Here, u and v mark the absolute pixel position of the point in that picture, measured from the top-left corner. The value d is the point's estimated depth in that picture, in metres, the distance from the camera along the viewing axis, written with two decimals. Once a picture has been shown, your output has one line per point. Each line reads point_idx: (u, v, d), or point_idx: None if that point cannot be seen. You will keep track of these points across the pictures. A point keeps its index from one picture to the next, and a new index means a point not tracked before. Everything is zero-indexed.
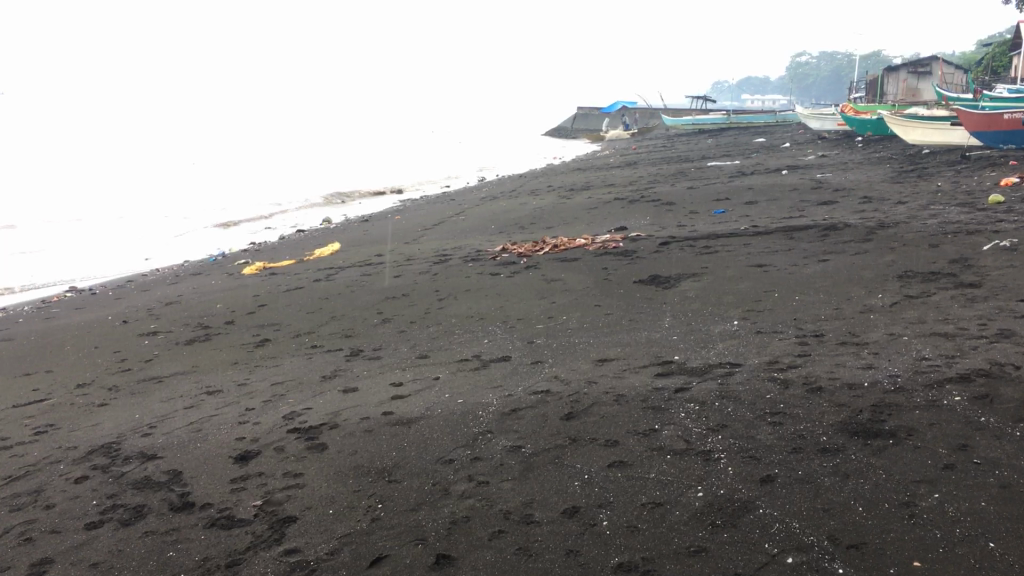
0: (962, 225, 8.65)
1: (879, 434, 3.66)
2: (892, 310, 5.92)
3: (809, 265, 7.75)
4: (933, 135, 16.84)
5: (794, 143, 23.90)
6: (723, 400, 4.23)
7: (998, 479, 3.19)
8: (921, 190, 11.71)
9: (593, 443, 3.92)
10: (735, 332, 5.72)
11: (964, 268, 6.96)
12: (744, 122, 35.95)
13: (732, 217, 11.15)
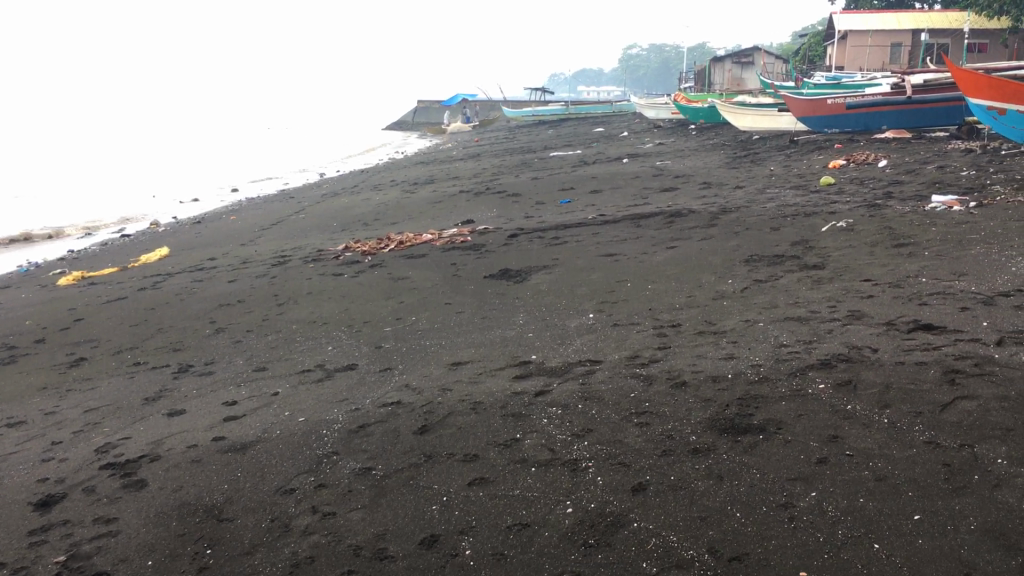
0: (799, 208, 8.80)
1: (749, 430, 3.48)
2: (744, 295, 5.86)
3: (658, 253, 7.68)
4: (763, 121, 17.41)
5: (631, 133, 24.29)
6: (586, 402, 3.97)
7: (873, 472, 3.07)
8: (757, 174, 11.96)
9: (450, 459, 3.58)
10: (592, 325, 5.51)
11: (807, 250, 7.03)
12: (583, 113, 36.45)
13: (578, 207, 11.03)
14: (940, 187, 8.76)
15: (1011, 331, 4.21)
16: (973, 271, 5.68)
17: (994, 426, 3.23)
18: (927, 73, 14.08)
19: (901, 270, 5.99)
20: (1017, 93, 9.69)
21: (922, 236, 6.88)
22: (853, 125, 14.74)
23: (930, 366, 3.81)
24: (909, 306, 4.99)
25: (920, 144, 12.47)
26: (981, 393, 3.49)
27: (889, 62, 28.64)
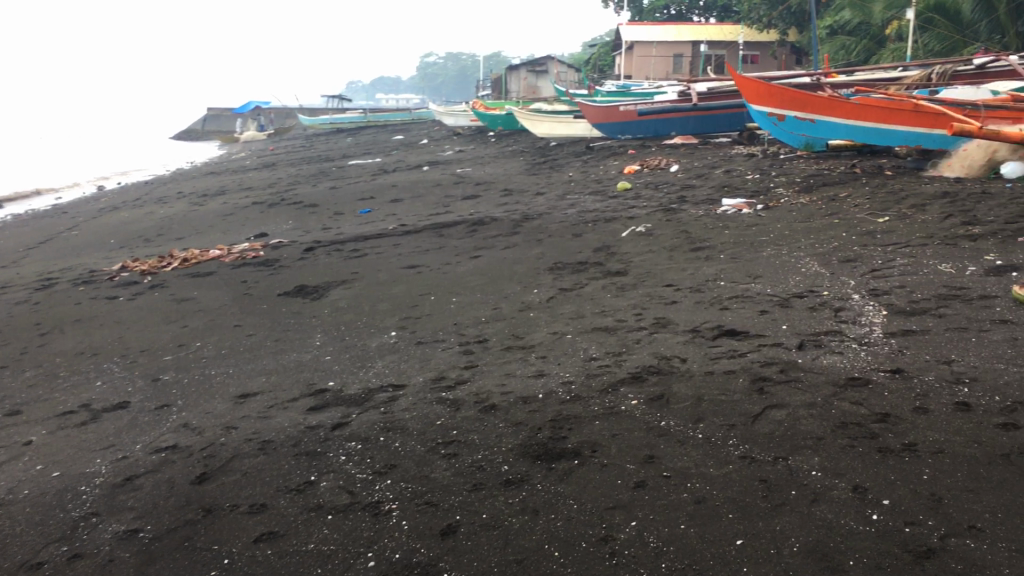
0: (598, 213, 8.82)
1: (563, 455, 3.26)
2: (549, 306, 5.70)
3: (461, 263, 7.44)
4: (559, 128, 17.64)
5: (430, 140, 24.08)
6: (389, 434, 3.63)
7: (693, 494, 2.91)
8: (556, 181, 12.00)
9: (234, 512, 3.13)
10: (394, 345, 5.16)
11: (609, 256, 7.00)
12: (381, 121, 35.98)
13: (378, 217, 10.64)
14: (729, 191, 9.04)
15: (810, 335, 4.24)
16: (768, 273, 5.79)
17: (806, 436, 3.17)
18: (709, 80, 14.64)
19: (700, 274, 6.03)
20: (796, 100, 10.08)
21: (717, 240, 7.00)
22: (643, 131, 15.16)
23: (739, 375, 3.73)
24: (711, 311, 4.97)
25: (707, 149, 12.96)
26: (789, 401, 3.43)
27: (672, 72, 29.99)
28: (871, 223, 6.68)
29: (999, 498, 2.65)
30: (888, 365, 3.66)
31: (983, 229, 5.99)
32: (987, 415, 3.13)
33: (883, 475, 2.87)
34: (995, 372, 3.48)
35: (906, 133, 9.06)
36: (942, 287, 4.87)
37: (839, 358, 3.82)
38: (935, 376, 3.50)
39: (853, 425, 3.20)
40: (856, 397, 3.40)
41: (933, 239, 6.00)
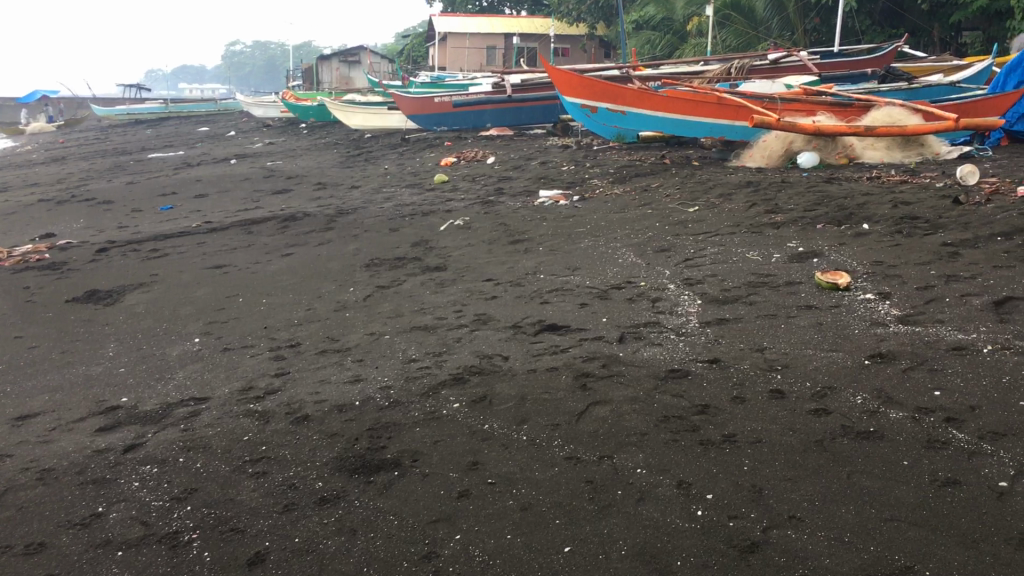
0: (415, 207, 8.61)
1: (382, 467, 3.05)
2: (366, 305, 5.46)
3: (271, 261, 7.05)
4: (374, 119, 17.27)
5: (238, 132, 23.03)
6: (189, 454, 3.30)
7: (519, 500, 2.78)
8: (372, 174, 11.68)
9: (5, 556, 2.74)
10: (197, 353, 4.77)
11: (427, 251, 6.81)
12: (184, 112, 34.17)
13: (181, 214, 9.98)
14: (545, 182, 9.07)
15: (629, 327, 4.23)
16: (586, 264, 5.78)
17: (630, 432, 3.12)
18: (522, 72, 14.77)
19: (520, 268, 5.95)
20: (607, 93, 10.01)
21: (535, 232, 6.96)
22: (458, 123, 15.04)
23: (561, 372, 3.65)
24: (532, 305, 4.90)
25: (522, 140, 13.01)
26: (612, 396, 3.38)
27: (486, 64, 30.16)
28: (682, 213, 6.83)
29: (816, 486, 2.68)
30: (706, 355, 3.69)
31: (785, 217, 6.24)
32: (800, 402, 3.19)
33: (705, 469, 2.85)
34: (805, 358, 3.57)
35: (710, 124, 9.34)
36: (751, 274, 5.00)
37: (659, 350, 3.82)
38: (750, 365, 3.54)
39: (675, 418, 3.17)
40: (676, 389, 3.39)
41: (740, 228, 6.19)
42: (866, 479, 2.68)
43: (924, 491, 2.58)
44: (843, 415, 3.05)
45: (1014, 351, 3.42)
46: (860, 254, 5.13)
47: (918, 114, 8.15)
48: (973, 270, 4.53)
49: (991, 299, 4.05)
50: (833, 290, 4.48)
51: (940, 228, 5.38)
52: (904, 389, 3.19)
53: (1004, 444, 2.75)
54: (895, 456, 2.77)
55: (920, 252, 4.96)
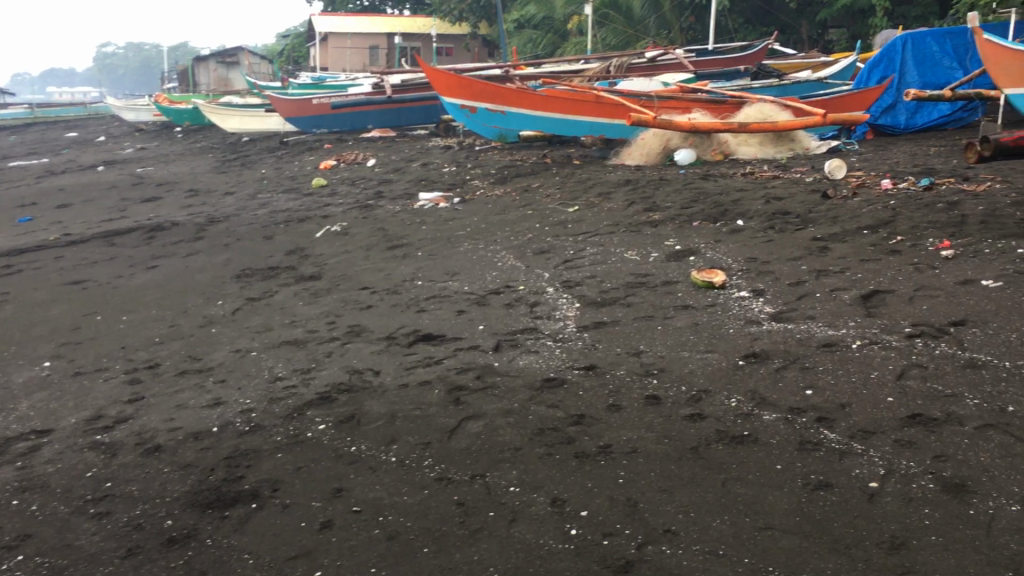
0: (290, 213, 8.32)
1: (239, 499, 2.84)
2: (234, 319, 5.19)
3: (135, 275, 6.66)
4: (251, 122, 16.74)
5: (108, 137, 22.02)
6: (26, 496, 3.01)
7: (386, 528, 2.61)
8: (247, 179, 11.28)
9: None
10: (46, 379, 4.42)
11: (302, 259, 6.56)
12: (50, 117, 32.57)
13: (40, 226, 9.40)
14: (426, 184, 8.90)
15: (506, 334, 4.11)
16: (465, 269, 5.65)
17: (503, 448, 2.99)
18: (402, 72, 14.53)
19: (397, 274, 5.77)
20: (486, 92, 9.86)
21: (414, 236, 6.79)
22: (338, 124, 14.69)
23: (433, 386, 3.49)
24: (407, 314, 4.73)
25: (404, 141, 12.81)
26: (486, 410, 3.25)
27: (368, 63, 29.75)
28: (562, 213, 6.78)
29: (691, 496, 2.61)
30: (582, 362, 3.60)
31: (662, 215, 6.25)
32: (675, 407, 3.12)
33: (580, 484, 2.74)
34: (681, 361, 3.52)
35: (590, 123, 9.35)
36: (629, 274, 4.96)
37: (535, 358, 3.71)
38: (626, 371, 3.47)
39: (549, 431, 3.07)
40: (552, 399, 3.28)
41: (619, 227, 6.16)
42: (741, 486, 2.62)
43: (798, 496, 2.53)
44: (717, 419, 3.00)
45: (882, 346, 3.45)
46: (734, 251, 5.15)
47: (788, 109, 8.35)
48: (842, 264, 4.60)
49: (860, 293, 4.10)
50: (709, 289, 4.47)
51: (810, 223, 5.46)
52: (777, 390, 3.16)
53: (874, 442, 2.75)
54: (768, 460, 2.73)
55: (792, 248, 5.02)
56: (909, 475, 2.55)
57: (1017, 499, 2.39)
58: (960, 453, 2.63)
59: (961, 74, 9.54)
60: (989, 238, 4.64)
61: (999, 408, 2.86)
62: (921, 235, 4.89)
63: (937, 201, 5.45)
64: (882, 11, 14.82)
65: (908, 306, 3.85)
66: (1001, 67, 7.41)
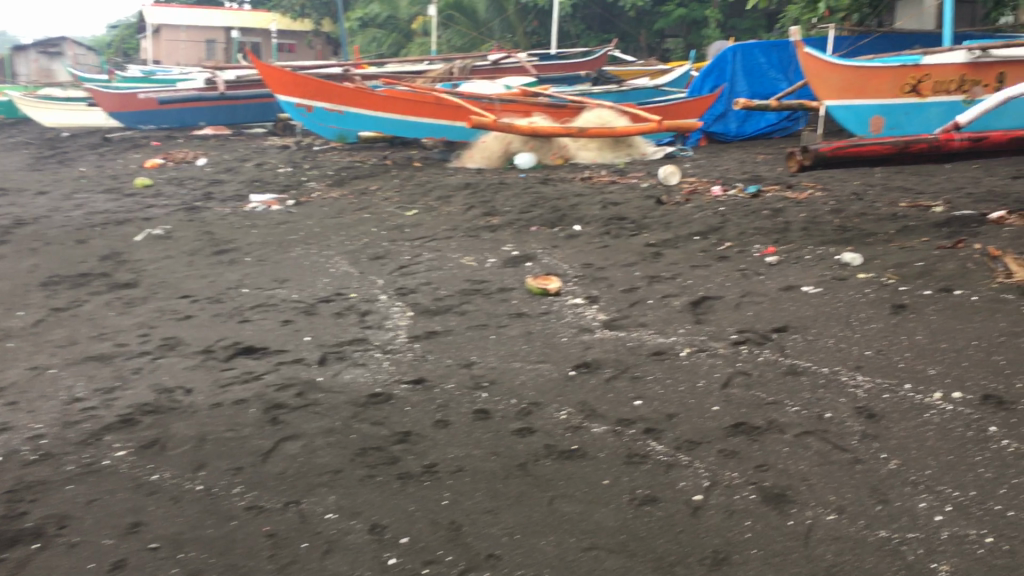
0: (108, 215, 7.77)
1: (19, 539, 2.53)
2: (35, 331, 4.74)
3: None
4: (71, 116, 15.67)
5: None
6: None
7: (185, 566, 2.37)
8: (63, 177, 10.51)
9: None
10: None
11: (118, 265, 6.11)
12: None
13: None
14: (258, 186, 8.53)
15: (332, 346, 3.90)
16: (295, 275, 5.39)
17: (321, 471, 2.80)
18: (235, 67, 13.95)
19: (221, 281, 5.45)
20: (323, 91, 9.51)
21: (242, 241, 6.45)
22: (167, 121, 13.93)
23: (249, 405, 3.26)
24: (228, 326, 4.44)
25: (240, 140, 12.29)
26: (305, 429, 3.05)
27: (205, 58, 28.57)
28: (400, 217, 6.60)
29: (517, 517, 2.50)
30: (410, 375, 3.44)
31: (501, 220, 6.18)
32: (504, 421, 3.02)
33: (401, 508, 2.58)
34: (512, 372, 3.42)
35: (431, 125, 9.20)
36: (465, 281, 4.85)
37: (362, 372, 3.53)
38: (455, 384, 3.34)
39: (372, 451, 2.89)
40: (376, 416, 3.11)
41: (457, 232, 6.05)
42: (567, 504, 2.53)
43: (623, 512, 2.47)
44: (546, 434, 2.92)
45: (709, 354, 3.47)
46: (570, 256, 5.13)
47: (625, 116, 8.47)
48: (673, 270, 4.64)
49: (689, 299, 4.13)
50: (544, 296, 4.42)
51: (644, 229, 5.51)
52: (607, 401, 3.11)
53: (699, 454, 2.72)
54: (596, 476, 2.66)
55: (626, 253, 5.04)
56: (733, 487, 2.53)
57: (834, 507, 2.40)
58: (781, 463, 2.63)
59: (785, 85, 10.13)
60: (810, 245, 4.79)
61: (818, 414, 2.90)
62: (748, 241, 5.01)
63: (763, 208, 5.61)
64: (714, 22, 15.38)
65: (735, 312, 3.90)
66: (821, 79, 7.79)
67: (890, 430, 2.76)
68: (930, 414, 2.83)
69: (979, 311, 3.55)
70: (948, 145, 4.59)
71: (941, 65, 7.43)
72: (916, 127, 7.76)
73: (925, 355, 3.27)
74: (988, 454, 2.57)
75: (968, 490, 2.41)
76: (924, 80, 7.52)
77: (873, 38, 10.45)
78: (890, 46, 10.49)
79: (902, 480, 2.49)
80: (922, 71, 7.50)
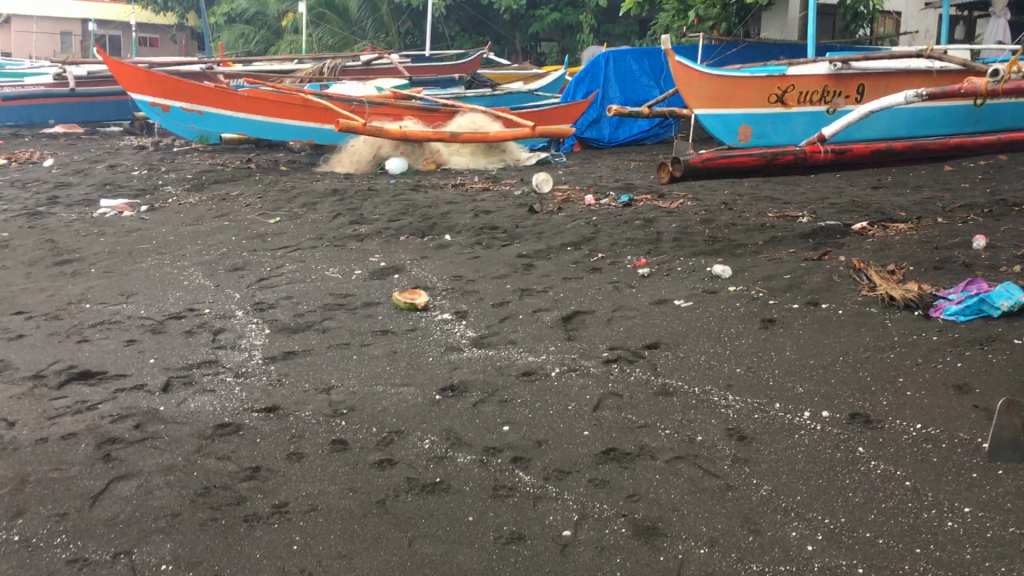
0: None
1: None
2: None
3: None
4: None
5: None
6: None
7: None
8: None
9: None
10: None
11: None
12: None
13: None
14: (110, 189, 7.99)
15: (179, 370, 3.60)
16: (144, 289, 5.02)
17: (156, 515, 2.49)
18: (88, 63, 13.32)
19: (62, 295, 5.00)
20: (180, 90, 8.98)
21: (88, 250, 5.98)
22: (12, 118, 12.87)
23: (79, 439, 2.92)
24: (65, 346, 4.05)
25: (93, 140, 11.58)
26: (142, 467, 2.74)
27: (61, 51, 27.03)
28: (262, 225, 6.27)
29: (374, 562, 2.27)
30: (263, 403, 3.19)
31: (368, 228, 5.95)
32: (363, 453, 2.81)
33: (247, 555, 2.31)
34: (374, 398, 3.21)
35: (298, 127, 8.91)
36: (328, 295, 4.60)
37: (210, 400, 3.25)
38: (312, 411, 3.11)
39: (216, 490, 2.61)
40: (223, 450, 2.84)
41: (322, 241, 5.77)
42: (429, 545, 2.33)
43: (488, 553, 2.29)
44: (408, 465, 2.73)
45: (580, 373, 3.35)
46: (439, 268, 4.96)
47: (499, 121, 8.37)
48: (545, 283, 4.52)
49: (561, 314, 4.02)
50: (411, 311, 4.23)
51: (516, 239, 5.39)
52: (473, 427, 2.95)
53: (568, 484, 2.58)
54: (460, 512, 2.47)
55: (497, 265, 4.90)
56: (603, 520, 2.40)
57: (706, 540, 2.29)
58: (652, 492, 2.52)
59: (657, 92, 10.24)
60: (681, 256, 4.77)
61: (689, 438, 2.81)
62: (620, 252, 4.94)
63: (635, 218, 5.58)
64: (588, 28, 15.51)
65: (606, 328, 3.81)
66: (691, 88, 7.78)
67: (761, 453, 2.70)
68: (800, 435, 2.79)
69: (845, 325, 3.57)
70: (813, 157, 4.64)
71: (805, 77, 7.65)
72: (781, 137, 7.97)
73: (794, 372, 3.24)
74: (857, 476, 2.53)
75: (838, 517, 2.35)
76: (789, 90, 7.72)
77: (741, 48, 10.69)
78: (756, 57, 10.77)
79: (773, 507, 2.41)
80: (787, 82, 7.69)
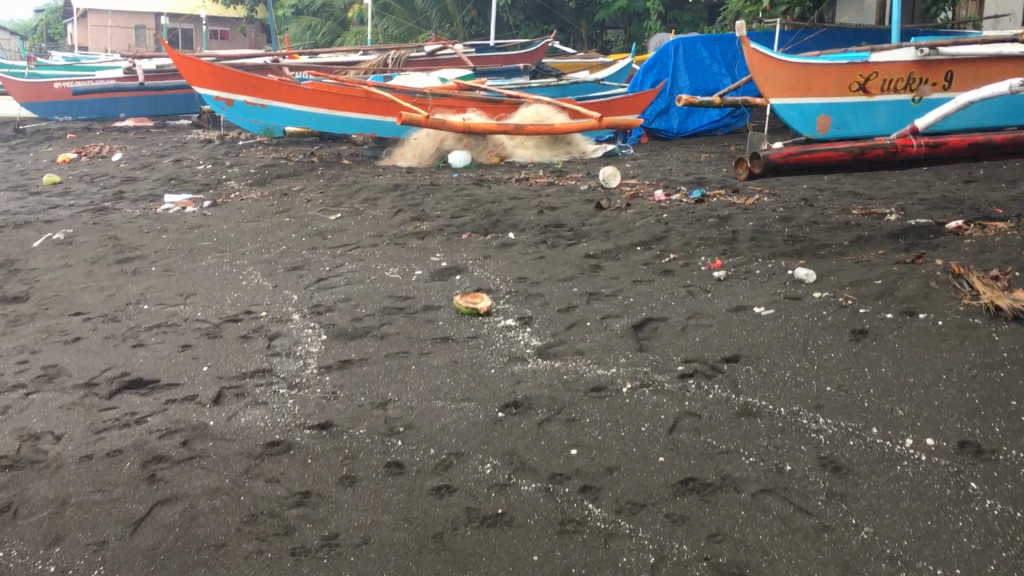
0: (7, 216, 7.13)
1: None
2: None
3: None
4: None
5: None
6: None
7: None
8: None
9: None
10: None
11: (10, 273, 5.51)
12: None
13: None
14: (174, 184, 7.95)
15: (232, 379, 3.45)
16: (202, 289, 4.90)
17: (200, 546, 2.31)
18: (158, 57, 13.43)
19: (121, 295, 4.92)
20: (243, 83, 8.93)
21: (150, 247, 5.91)
22: (86, 111, 13.20)
23: (124, 457, 2.78)
24: (119, 352, 3.94)
25: (160, 133, 11.63)
26: (187, 490, 2.58)
27: (135, 45, 27.54)
28: (323, 221, 6.13)
29: None
30: (316, 419, 3.02)
31: (430, 225, 5.76)
32: (420, 478, 2.61)
33: None
34: (432, 415, 3.01)
35: (360, 120, 8.77)
36: (387, 297, 4.43)
37: (261, 414, 3.09)
38: (367, 430, 2.92)
39: (263, 518, 2.43)
40: (272, 472, 2.67)
41: (383, 239, 5.60)
42: None
43: None
44: (468, 494, 2.52)
45: (653, 390, 3.10)
46: (503, 269, 4.74)
47: (564, 112, 8.11)
48: (614, 286, 4.28)
49: (631, 321, 3.77)
50: (473, 316, 4.02)
51: (582, 238, 5.15)
52: (538, 451, 2.73)
53: (642, 520, 2.34)
54: (523, 550, 2.26)
55: (563, 266, 4.67)
56: (682, 564, 2.16)
57: None
58: (738, 532, 2.27)
59: (728, 81, 9.86)
60: (759, 257, 4.47)
61: (777, 467, 2.55)
62: (693, 253, 4.67)
63: (709, 215, 5.28)
64: (656, 15, 15.11)
65: (681, 338, 3.55)
66: (767, 77, 7.37)
67: (859, 488, 2.43)
68: (902, 467, 2.51)
69: (946, 339, 3.25)
70: (905, 151, 4.29)
71: (889, 63, 7.21)
72: (862, 127, 7.56)
73: (891, 392, 2.95)
74: (970, 519, 2.25)
75: (953, 569, 2.07)
76: (872, 78, 7.30)
77: (818, 34, 10.26)
78: (834, 42, 10.29)
79: (877, 554, 2.15)
80: (870, 69, 7.26)
